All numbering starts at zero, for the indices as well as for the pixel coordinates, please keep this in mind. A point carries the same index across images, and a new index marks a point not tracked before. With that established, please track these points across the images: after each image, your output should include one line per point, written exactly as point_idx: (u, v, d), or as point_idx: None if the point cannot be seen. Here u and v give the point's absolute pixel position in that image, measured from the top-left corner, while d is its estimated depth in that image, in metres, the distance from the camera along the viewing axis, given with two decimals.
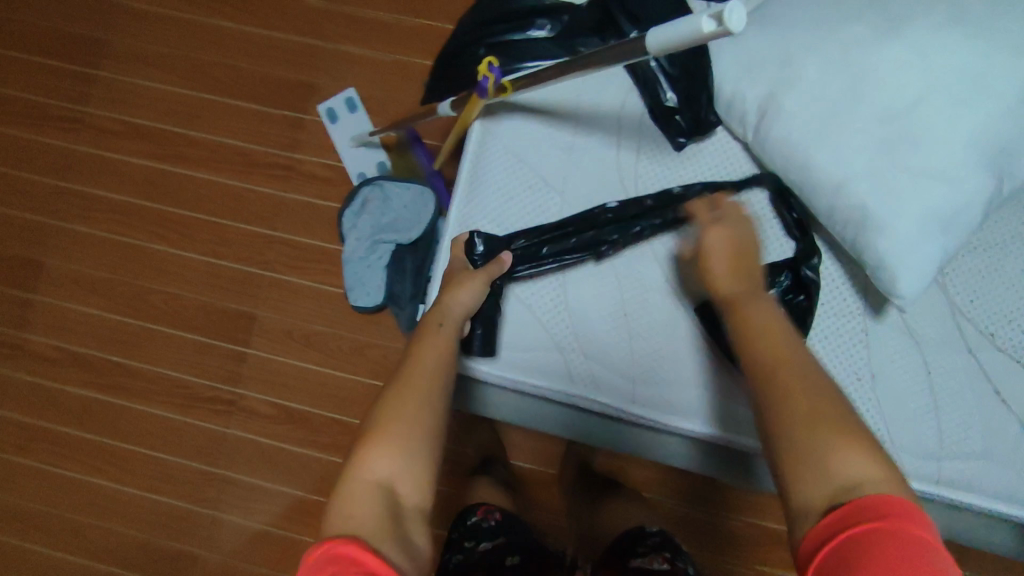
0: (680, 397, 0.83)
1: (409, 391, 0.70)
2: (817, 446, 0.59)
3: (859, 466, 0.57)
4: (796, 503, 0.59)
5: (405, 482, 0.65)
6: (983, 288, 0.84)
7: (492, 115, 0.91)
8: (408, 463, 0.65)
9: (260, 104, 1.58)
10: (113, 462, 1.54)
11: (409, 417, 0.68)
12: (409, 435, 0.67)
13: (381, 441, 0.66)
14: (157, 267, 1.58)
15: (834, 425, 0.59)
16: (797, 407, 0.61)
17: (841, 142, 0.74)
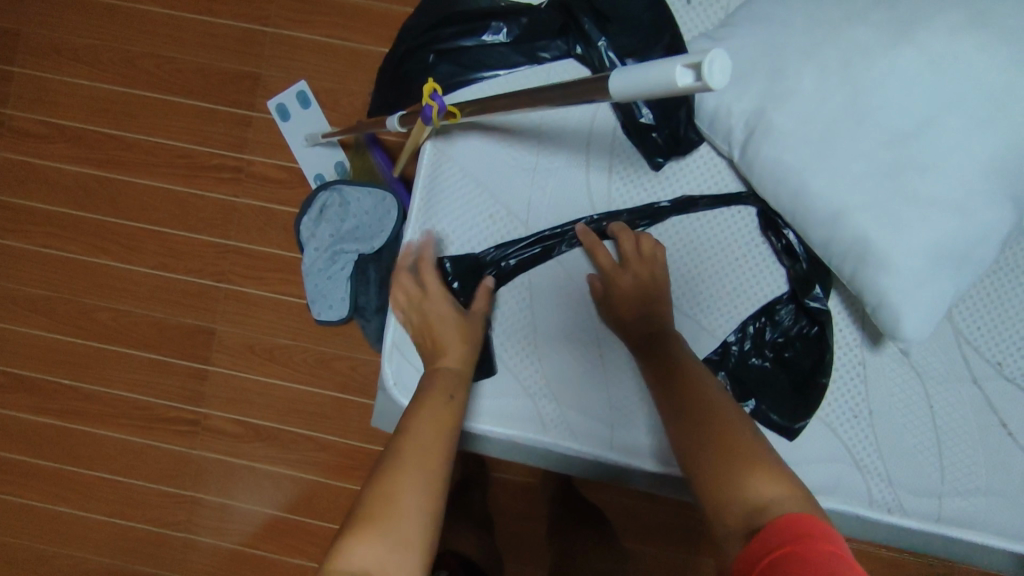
0: (657, 440, 0.81)
1: (405, 466, 0.63)
2: (725, 470, 0.62)
3: (768, 489, 0.59)
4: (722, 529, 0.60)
5: (393, 574, 0.55)
6: (994, 314, 0.76)
7: (447, 134, 0.82)
8: (399, 552, 0.57)
9: (199, 101, 1.38)
10: (68, 489, 1.38)
11: (408, 495, 0.61)
12: (403, 519, 0.59)
13: (372, 526, 0.57)
14: (100, 279, 1.37)
15: (741, 452, 0.63)
16: (711, 436, 0.65)
17: (842, 167, 0.66)
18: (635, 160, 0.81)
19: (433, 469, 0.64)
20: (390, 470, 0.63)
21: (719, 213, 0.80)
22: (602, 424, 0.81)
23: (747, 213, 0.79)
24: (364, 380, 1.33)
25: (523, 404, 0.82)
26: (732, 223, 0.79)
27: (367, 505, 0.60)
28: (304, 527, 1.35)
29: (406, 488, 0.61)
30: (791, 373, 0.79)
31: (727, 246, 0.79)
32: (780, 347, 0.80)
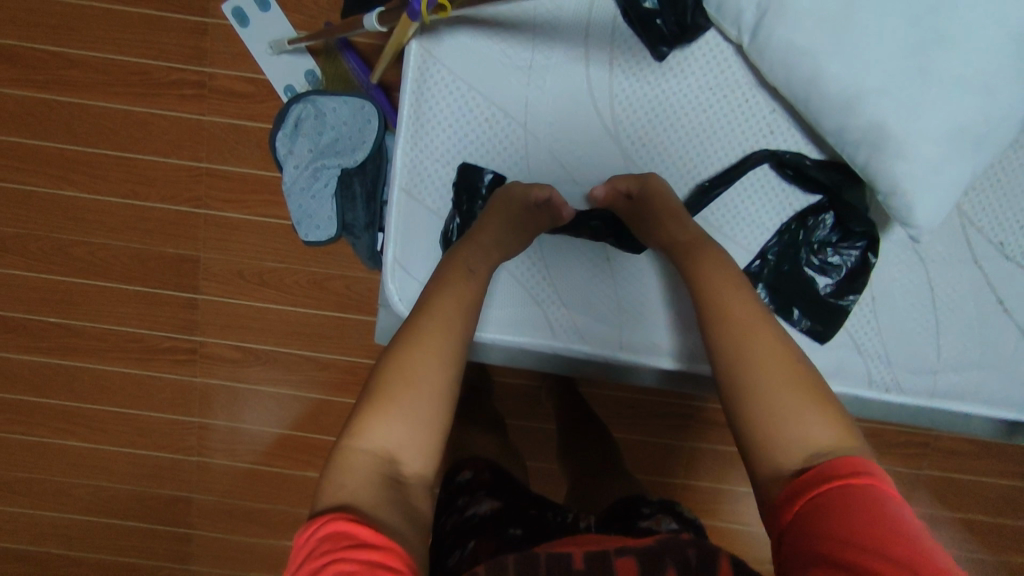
0: (661, 337, 0.83)
1: (425, 349, 0.62)
2: (782, 406, 0.58)
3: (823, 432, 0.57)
4: (761, 464, 0.58)
5: (410, 451, 0.59)
6: (1000, 195, 0.76)
7: (434, 31, 0.76)
8: (419, 430, 0.60)
9: (149, 8, 1.24)
10: (77, 422, 1.38)
11: (423, 380, 0.61)
12: (421, 402, 0.60)
13: (391, 408, 0.59)
14: (70, 213, 1.30)
15: (799, 388, 0.59)
16: (768, 373, 0.60)
17: (860, 47, 0.65)
18: (639, 50, 0.76)
19: (447, 356, 0.63)
20: (406, 352, 0.62)
21: (730, 107, 0.77)
22: (611, 324, 0.83)
23: (756, 105, 0.77)
24: (359, 298, 1.32)
25: (531, 311, 0.83)
26: (741, 118, 0.77)
27: (387, 383, 0.60)
28: (313, 442, 1.38)
29: (426, 372, 0.61)
30: (832, 280, 0.80)
31: (736, 138, 0.77)
32: (821, 257, 0.80)
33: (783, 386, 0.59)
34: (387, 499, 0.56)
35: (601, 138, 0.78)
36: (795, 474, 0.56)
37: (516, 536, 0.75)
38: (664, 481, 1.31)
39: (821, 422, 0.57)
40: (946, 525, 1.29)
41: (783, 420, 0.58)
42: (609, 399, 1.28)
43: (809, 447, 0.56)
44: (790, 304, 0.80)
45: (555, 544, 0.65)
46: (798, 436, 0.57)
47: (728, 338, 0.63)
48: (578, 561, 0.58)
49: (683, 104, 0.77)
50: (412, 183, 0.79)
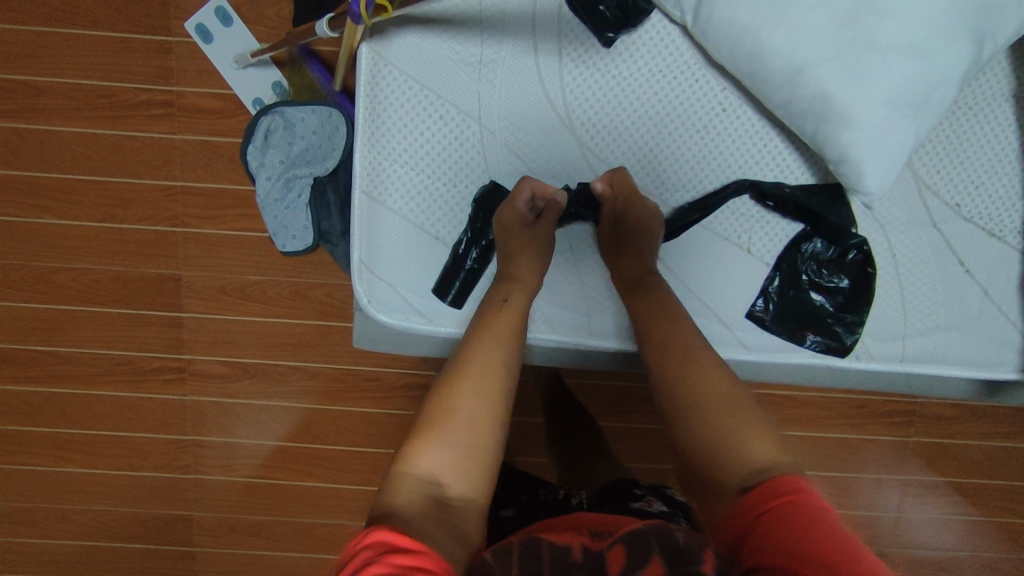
0: (616, 320, 0.85)
1: (466, 381, 0.64)
2: (728, 427, 0.64)
3: (763, 448, 0.62)
4: (709, 475, 0.63)
5: (458, 475, 0.60)
6: (952, 158, 0.79)
7: (382, 32, 0.76)
8: (467, 457, 0.60)
9: (109, 29, 1.19)
10: (71, 449, 1.36)
11: (468, 406, 0.63)
12: (464, 426, 0.61)
13: (437, 429, 0.61)
14: (44, 239, 1.27)
15: (745, 414, 0.65)
16: (708, 389, 0.66)
17: (798, 21, 0.67)
18: (587, 37, 0.77)
19: (492, 387, 0.65)
20: (450, 382, 0.65)
21: (681, 87, 0.78)
22: (574, 312, 0.85)
23: (706, 84, 0.78)
24: (343, 306, 1.30)
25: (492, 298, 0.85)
26: (691, 98, 0.78)
27: (433, 410, 0.62)
28: (309, 452, 1.37)
29: (473, 398, 0.63)
30: (836, 297, 0.84)
31: (690, 117, 0.79)
32: (822, 277, 0.84)
33: (732, 409, 0.65)
34: (433, 518, 0.56)
35: (557, 128, 0.79)
36: (740, 491, 0.60)
37: (508, 515, 0.80)
38: (657, 467, 1.32)
39: (758, 435, 0.63)
40: (941, 490, 1.30)
41: (732, 441, 0.63)
42: (596, 389, 1.28)
43: (758, 464, 0.61)
44: (801, 327, 0.84)
45: (546, 527, 0.65)
46: (747, 454, 0.62)
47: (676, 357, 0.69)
48: (577, 553, 0.56)
49: (634, 89, 0.78)
50: (373, 186, 0.79)
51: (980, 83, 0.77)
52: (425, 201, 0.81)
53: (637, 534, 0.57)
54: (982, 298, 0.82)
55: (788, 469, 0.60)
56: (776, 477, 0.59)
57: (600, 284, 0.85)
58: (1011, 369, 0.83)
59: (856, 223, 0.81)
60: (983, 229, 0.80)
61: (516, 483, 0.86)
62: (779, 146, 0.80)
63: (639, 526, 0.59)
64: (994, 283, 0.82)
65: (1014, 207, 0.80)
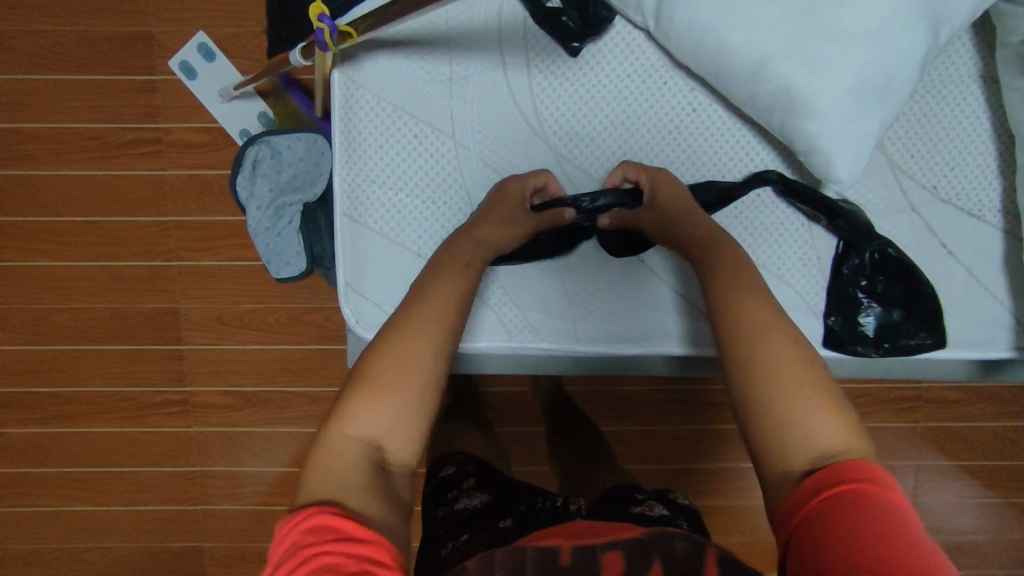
0: (649, 323, 0.85)
1: (408, 341, 0.61)
2: (794, 411, 0.58)
3: (833, 432, 0.57)
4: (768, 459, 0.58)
5: (396, 437, 0.59)
6: (925, 140, 0.80)
7: (352, 58, 0.78)
8: (403, 419, 0.59)
9: (95, 72, 1.22)
10: (80, 488, 1.37)
11: (414, 364, 0.61)
12: (409, 389, 0.60)
13: (380, 393, 0.59)
14: (42, 282, 1.29)
15: (817, 392, 0.59)
16: (778, 369, 0.59)
17: (754, 17, 0.69)
18: (553, 48, 0.79)
19: (435, 344, 0.62)
20: (398, 335, 0.62)
21: (649, 89, 0.79)
22: (568, 319, 0.85)
23: (674, 85, 0.79)
24: (339, 327, 1.31)
25: (508, 312, 0.85)
26: (661, 99, 0.79)
27: (376, 367, 0.60)
28: None
29: (416, 357, 0.61)
30: (894, 303, 0.83)
31: (660, 118, 0.80)
32: (875, 289, 0.82)
33: (798, 388, 0.58)
34: (370, 484, 0.56)
35: (531, 138, 0.80)
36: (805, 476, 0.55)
37: (507, 525, 0.78)
38: (664, 469, 1.31)
39: (831, 422, 0.57)
40: (951, 474, 1.29)
41: (794, 425, 0.57)
42: (597, 394, 1.28)
43: (816, 450, 0.56)
44: (873, 343, 0.83)
45: (543, 537, 0.65)
46: (808, 438, 0.57)
47: (732, 332, 0.63)
48: (565, 556, 0.57)
49: (603, 94, 0.79)
50: (354, 208, 0.81)
51: (944, 64, 0.78)
52: (406, 220, 0.81)
53: (638, 542, 0.57)
54: (968, 278, 0.82)
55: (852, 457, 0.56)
56: (842, 462, 0.55)
57: (635, 295, 0.85)
58: (1003, 348, 0.83)
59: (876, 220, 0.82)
60: (961, 209, 0.81)
61: (515, 494, 0.86)
62: (751, 141, 0.81)
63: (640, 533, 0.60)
64: (978, 262, 0.82)
65: (991, 184, 0.80)
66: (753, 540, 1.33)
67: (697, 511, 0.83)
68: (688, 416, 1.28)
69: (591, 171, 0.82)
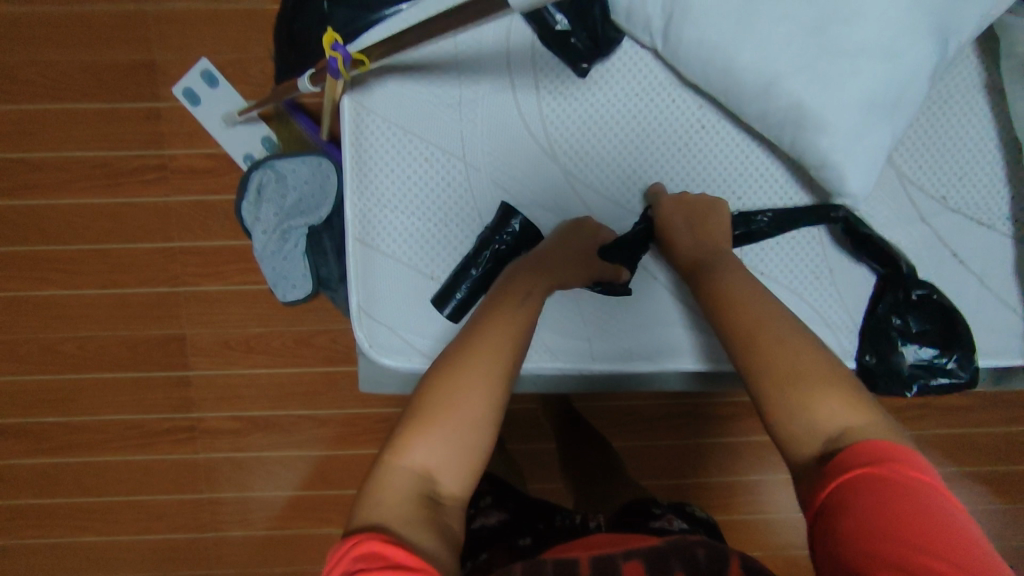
0: (660, 340, 0.85)
1: (461, 377, 0.60)
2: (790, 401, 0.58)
3: (841, 413, 0.57)
4: (789, 455, 0.58)
5: (450, 472, 0.58)
6: (933, 152, 0.80)
7: (363, 84, 0.78)
8: (456, 454, 0.59)
9: (99, 101, 1.22)
10: (88, 518, 1.36)
11: (467, 400, 0.59)
12: (461, 426, 0.59)
13: (431, 431, 0.58)
14: (49, 311, 1.28)
15: (812, 381, 0.58)
16: (780, 359, 0.60)
17: (762, 36, 0.70)
18: (561, 70, 0.80)
19: (493, 380, 0.61)
20: (452, 370, 0.61)
21: (658, 108, 0.80)
22: (582, 339, 0.85)
23: (683, 103, 0.80)
24: (346, 349, 1.30)
25: None
26: (672, 117, 0.80)
27: (428, 404, 0.59)
28: (326, 500, 1.36)
29: (468, 393, 0.60)
30: (929, 342, 0.82)
31: (671, 136, 0.81)
32: (909, 328, 0.82)
33: (797, 380, 0.59)
34: (424, 518, 0.55)
35: (541, 159, 0.81)
36: (820, 460, 0.55)
37: (526, 544, 0.77)
38: (676, 484, 1.30)
39: (840, 403, 0.57)
40: (964, 481, 1.28)
41: (803, 412, 0.58)
42: (607, 410, 1.27)
43: (827, 434, 0.56)
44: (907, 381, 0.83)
45: (563, 549, 0.64)
46: (812, 424, 0.57)
47: (740, 327, 0.64)
48: (584, 567, 0.56)
49: (613, 114, 0.80)
50: (366, 233, 0.80)
51: (949, 76, 0.79)
52: (418, 244, 0.82)
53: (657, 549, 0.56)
54: (979, 287, 0.82)
55: (866, 434, 0.55)
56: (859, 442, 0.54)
57: (647, 311, 0.85)
58: (1017, 356, 0.83)
59: (893, 234, 0.82)
60: (972, 219, 0.82)
61: (531, 512, 0.85)
62: (760, 156, 0.81)
63: (658, 542, 0.59)
64: (990, 271, 0.82)
65: (999, 193, 0.81)
66: (770, 553, 1.32)
67: (715, 522, 0.83)
68: (698, 430, 1.28)
69: (604, 189, 0.82)
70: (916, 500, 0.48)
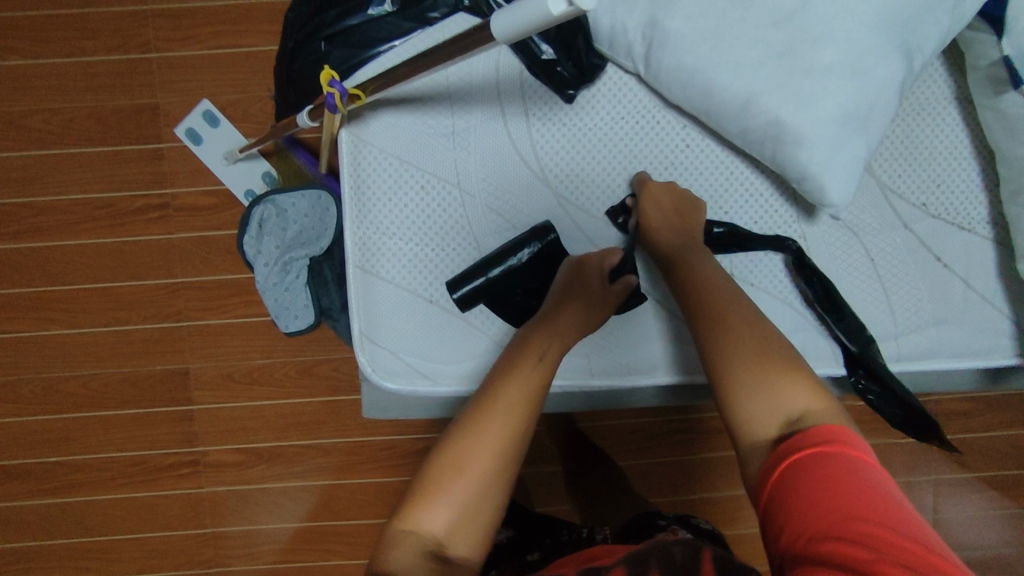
0: (659, 355, 0.87)
1: (472, 433, 0.63)
2: (749, 384, 0.65)
3: (796, 400, 0.63)
4: (744, 441, 0.64)
5: (459, 532, 0.60)
6: (910, 161, 0.83)
7: (359, 117, 0.82)
8: (465, 510, 0.60)
9: (103, 144, 1.26)
10: (92, 558, 1.35)
11: (476, 456, 0.62)
12: (469, 484, 0.61)
13: (439, 488, 0.61)
14: (53, 351, 1.30)
15: (772, 365, 0.66)
16: (740, 345, 0.68)
17: (738, 58, 0.73)
18: (549, 97, 0.83)
19: (500, 433, 0.64)
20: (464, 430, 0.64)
21: (642, 128, 0.83)
22: (582, 356, 0.87)
23: (667, 124, 0.83)
24: (348, 377, 1.32)
25: None
26: (656, 136, 0.84)
27: (439, 462, 0.62)
28: (331, 530, 1.35)
29: (476, 451, 0.62)
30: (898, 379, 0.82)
31: (657, 155, 0.84)
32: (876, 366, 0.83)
33: (757, 364, 0.66)
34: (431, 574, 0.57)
35: (533, 182, 0.84)
36: (776, 442, 0.61)
37: (535, 559, 0.78)
38: (682, 500, 1.30)
39: (800, 390, 0.64)
40: (967, 486, 1.28)
41: (762, 396, 0.64)
42: (609, 428, 1.28)
43: (786, 417, 0.62)
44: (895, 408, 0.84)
45: (564, 562, 0.64)
46: (774, 406, 0.63)
47: (709, 320, 0.72)
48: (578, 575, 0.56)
49: (600, 136, 0.83)
50: (366, 260, 0.83)
51: (920, 89, 0.82)
52: (416, 269, 0.84)
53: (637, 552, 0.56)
54: (966, 290, 0.85)
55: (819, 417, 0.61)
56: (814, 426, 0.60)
57: (645, 328, 0.87)
58: (1007, 355, 0.85)
59: (878, 242, 0.85)
60: (954, 224, 0.84)
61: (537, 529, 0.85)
62: (745, 172, 0.84)
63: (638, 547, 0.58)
64: (974, 274, 0.85)
65: (977, 198, 0.84)
66: None
67: (719, 533, 0.84)
68: (701, 444, 1.28)
69: (594, 205, 0.85)
70: (848, 485, 0.53)
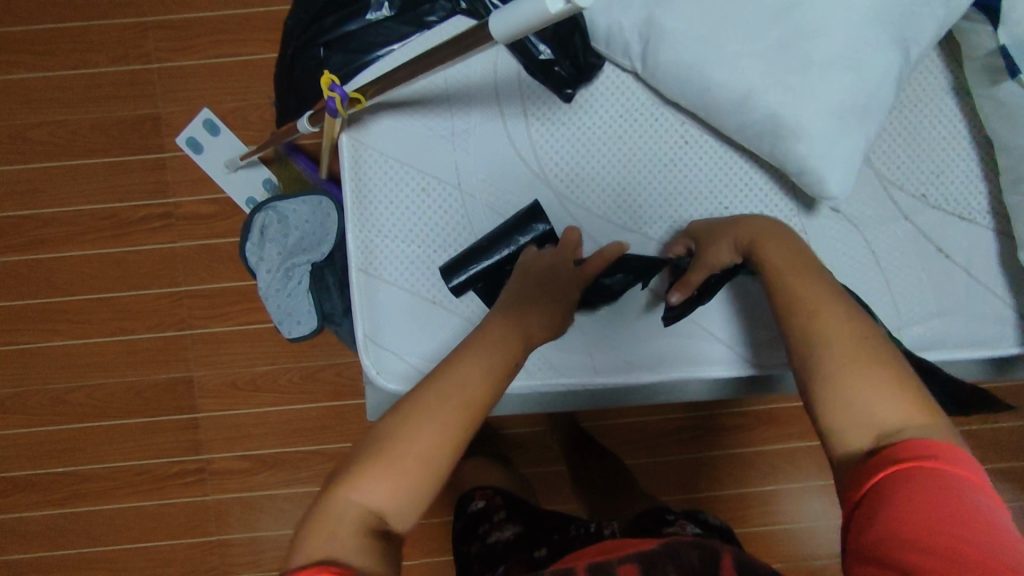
0: (662, 351, 0.87)
1: (430, 405, 0.59)
2: (849, 387, 0.57)
3: (895, 412, 0.55)
4: (837, 451, 0.56)
5: (397, 507, 0.55)
6: (908, 152, 0.84)
7: (359, 122, 0.82)
8: (412, 488, 0.56)
9: (105, 155, 1.27)
10: (98, 568, 1.34)
11: (429, 430, 0.57)
12: (419, 459, 0.56)
13: (387, 461, 0.56)
14: (58, 362, 1.30)
15: (874, 369, 0.57)
16: (839, 344, 0.59)
17: (734, 54, 0.74)
18: (548, 97, 0.84)
19: (456, 416, 0.59)
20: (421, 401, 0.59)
21: (643, 128, 0.84)
22: (584, 354, 0.87)
23: (666, 122, 0.84)
24: (352, 382, 1.32)
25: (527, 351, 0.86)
26: (657, 136, 0.84)
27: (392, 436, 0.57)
28: None
29: (433, 425, 0.58)
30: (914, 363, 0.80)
31: (657, 153, 0.84)
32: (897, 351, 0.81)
33: (858, 365, 0.57)
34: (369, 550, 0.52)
35: (535, 182, 0.84)
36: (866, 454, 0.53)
37: (541, 555, 0.77)
38: (690, 499, 1.29)
39: (889, 399, 0.55)
40: None
41: (856, 402, 0.56)
42: (614, 428, 1.28)
43: (879, 429, 0.54)
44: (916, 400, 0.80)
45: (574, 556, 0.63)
46: (868, 417, 0.55)
47: (801, 316, 0.63)
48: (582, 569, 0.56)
49: (601, 136, 0.84)
50: (368, 263, 0.83)
51: (916, 81, 0.83)
52: (418, 271, 0.84)
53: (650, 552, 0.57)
54: (967, 280, 0.85)
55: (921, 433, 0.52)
56: (911, 438, 0.52)
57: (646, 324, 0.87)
58: (1011, 344, 0.84)
59: (877, 232, 0.85)
60: (953, 214, 0.84)
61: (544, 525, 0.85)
62: (744, 167, 0.84)
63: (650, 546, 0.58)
64: (975, 264, 0.85)
65: (977, 188, 0.84)
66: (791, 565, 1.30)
67: (728, 527, 0.84)
68: (707, 442, 1.28)
69: (599, 206, 0.85)
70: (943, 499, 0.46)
